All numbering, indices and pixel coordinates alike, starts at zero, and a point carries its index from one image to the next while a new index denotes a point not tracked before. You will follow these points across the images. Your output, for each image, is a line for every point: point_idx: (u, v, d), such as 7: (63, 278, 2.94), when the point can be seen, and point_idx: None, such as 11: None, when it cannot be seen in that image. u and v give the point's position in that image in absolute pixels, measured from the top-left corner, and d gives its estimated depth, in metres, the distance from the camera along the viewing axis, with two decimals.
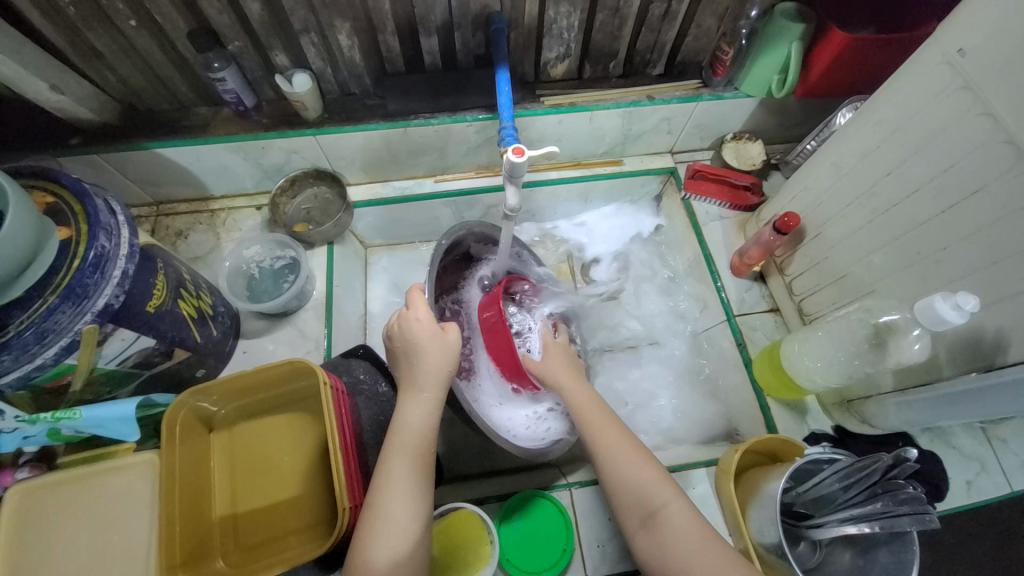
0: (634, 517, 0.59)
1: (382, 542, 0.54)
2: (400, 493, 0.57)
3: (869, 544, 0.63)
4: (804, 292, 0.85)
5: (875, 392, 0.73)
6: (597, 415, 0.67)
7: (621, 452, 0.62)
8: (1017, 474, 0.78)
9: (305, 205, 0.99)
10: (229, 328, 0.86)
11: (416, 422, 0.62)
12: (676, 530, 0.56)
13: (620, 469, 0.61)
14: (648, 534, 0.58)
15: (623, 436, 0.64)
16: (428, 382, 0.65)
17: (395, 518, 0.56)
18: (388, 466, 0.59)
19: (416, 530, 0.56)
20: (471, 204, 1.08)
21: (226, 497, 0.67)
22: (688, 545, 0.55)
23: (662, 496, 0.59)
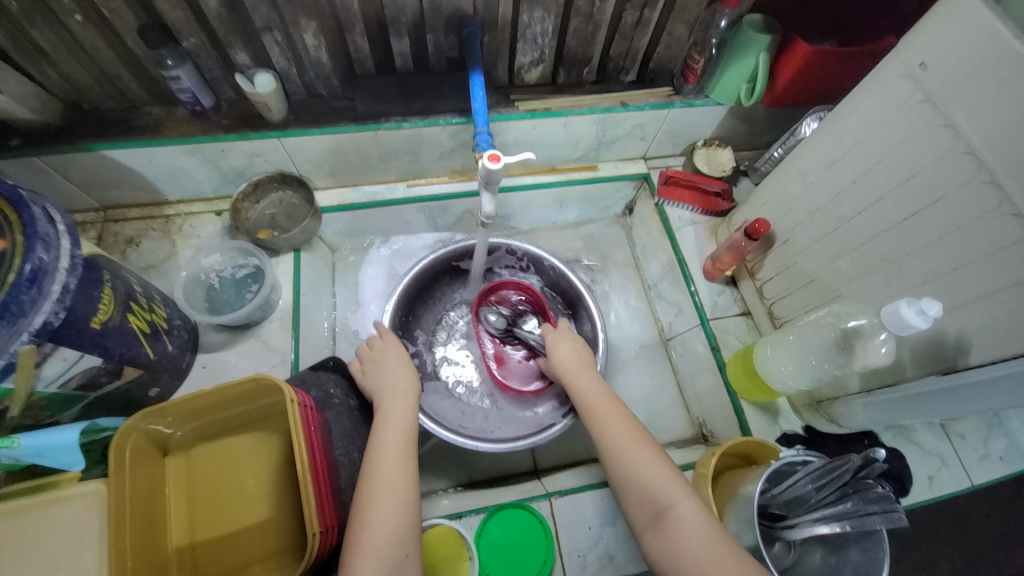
0: (642, 516, 0.57)
1: (375, 521, 0.56)
2: (389, 472, 0.60)
3: (841, 543, 0.65)
4: (774, 296, 0.87)
5: (843, 394, 0.75)
6: (604, 401, 0.68)
7: (629, 450, 0.61)
8: (975, 467, 0.82)
9: (269, 211, 0.95)
10: (186, 342, 0.81)
11: (396, 421, 0.66)
12: (687, 532, 0.54)
13: (625, 463, 0.60)
14: (657, 533, 0.55)
15: (629, 422, 0.64)
16: (399, 391, 0.70)
17: (386, 506, 0.57)
18: (372, 452, 0.62)
19: (405, 509, 0.58)
20: (444, 209, 1.05)
21: (182, 526, 0.63)
22: (700, 544, 0.52)
23: (671, 496, 0.56)
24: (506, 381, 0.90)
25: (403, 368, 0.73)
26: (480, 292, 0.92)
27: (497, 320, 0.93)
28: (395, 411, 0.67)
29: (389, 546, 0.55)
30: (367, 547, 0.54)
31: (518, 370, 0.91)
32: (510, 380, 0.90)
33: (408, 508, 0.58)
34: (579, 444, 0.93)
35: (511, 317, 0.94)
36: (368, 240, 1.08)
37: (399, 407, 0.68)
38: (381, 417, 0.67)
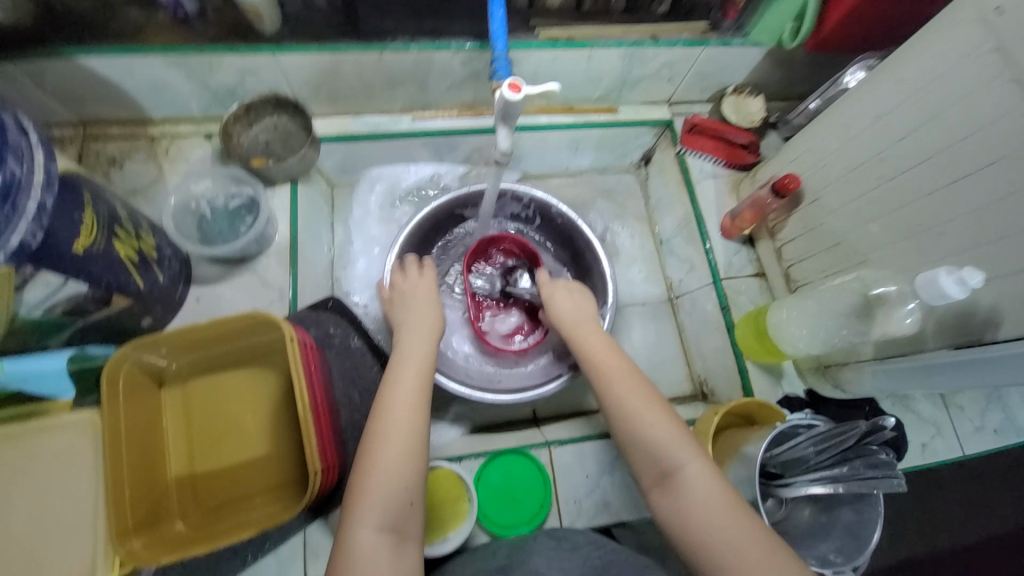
0: (648, 475, 0.57)
1: (379, 466, 0.53)
2: (400, 414, 0.56)
3: (833, 504, 0.65)
4: (793, 258, 0.84)
5: (854, 360, 0.73)
6: (612, 357, 0.66)
7: (642, 408, 0.59)
8: (969, 438, 0.83)
9: (263, 136, 0.88)
10: (178, 273, 0.77)
11: (415, 357, 0.63)
12: (693, 494, 0.53)
13: (636, 421, 0.59)
14: (663, 493, 0.55)
15: (635, 377, 0.63)
16: (420, 330, 0.67)
17: (394, 446, 0.54)
18: (385, 393, 0.59)
19: (411, 457, 0.54)
20: (452, 147, 0.98)
21: (183, 457, 0.62)
22: (706, 508, 0.52)
23: (680, 457, 0.55)
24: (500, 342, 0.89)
25: (426, 306, 0.70)
26: (476, 245, 0.88)
27: (487, 282, 0.91)
28: (412, 354, 0.63)
29: (391, 492, 0.52)
30: (370, 491, 0.52)
31: (511, 329, 0.90)
32: (504, 341, 0.89)
33: (416, 456, 0.55)
34: (579, 396, 0.93)
35: (501, 278, 0.92)
36: (364, 173, 1.01)
37: (417, 351, 0.64)
38: (397, 360, 0.63)
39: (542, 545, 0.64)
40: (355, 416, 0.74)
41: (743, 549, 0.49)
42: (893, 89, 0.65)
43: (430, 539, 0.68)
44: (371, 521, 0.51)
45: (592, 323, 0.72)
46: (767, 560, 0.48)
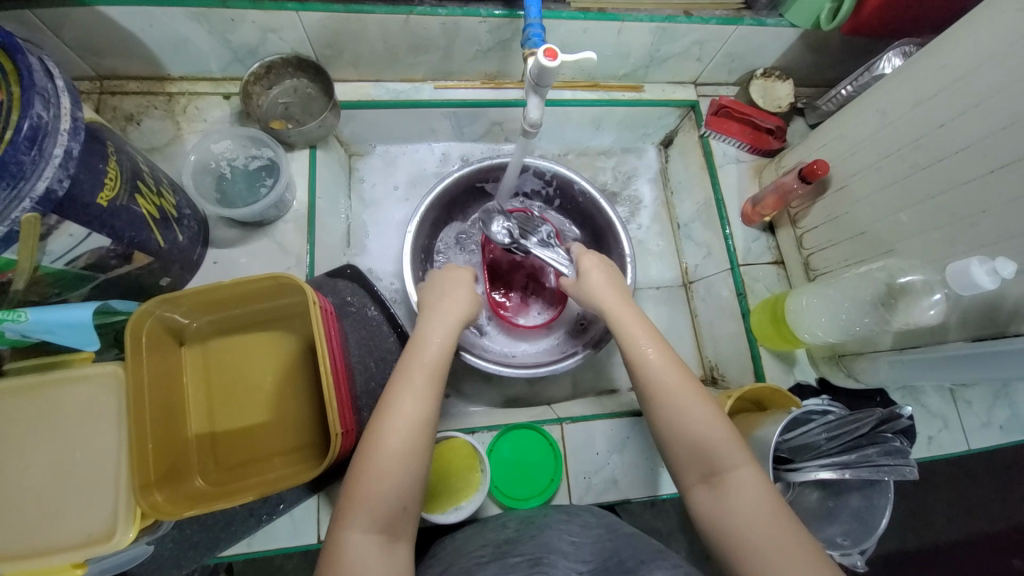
0: (694, 474, 0.57)
1: (376, 470, 0.52)
2: (403, 414, 0.55)
3: (841, 489, 0.66)
4: (813, 247, 0.83)
5: (870, 349, 0.72)
6: (654, 343, 0.64)
7: (688, 400, 0.59)
8: (975, 432, 0.84)
9: (283, 99, 0.86)
10: (196, 234, 0.76)
11: (430, 347, 0.61)
12: (743, 496, 0.53)
13: (682, 414, 0.58)
14: (709, 492, 0.55)
15: (678, 368, 0.61)
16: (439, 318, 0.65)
17: (392, 450, 0.53)
18: (391, 389, 0.58)
19: (408, 462, 0.53)
20: (473, 119, 0.96)
21: (203, 416, 0.62)
22: (753, 512, 0.52)
23: (733, 460, 0.55)
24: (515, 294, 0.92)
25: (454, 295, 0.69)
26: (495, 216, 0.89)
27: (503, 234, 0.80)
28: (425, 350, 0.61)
29: (384, 500, 0.52)
30: (364, 493, 0.52)
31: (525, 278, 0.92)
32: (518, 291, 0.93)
33: (414, 464, 0.54)
34: (591, 375, 0.94)
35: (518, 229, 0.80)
36: (384, 149, 1.00)
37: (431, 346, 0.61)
38: (410, 352, 0.61)
39: (553, 519, 0.65)
40: (372, 383, 0.74)
41: (785, 546, 0.49)
42: (933, 75, 0.64)
43: (443, 506, 0.69)
44: (359, 524, 0.51)
45: (625, 298, 0.70)
46: (805, 556, 0.48)
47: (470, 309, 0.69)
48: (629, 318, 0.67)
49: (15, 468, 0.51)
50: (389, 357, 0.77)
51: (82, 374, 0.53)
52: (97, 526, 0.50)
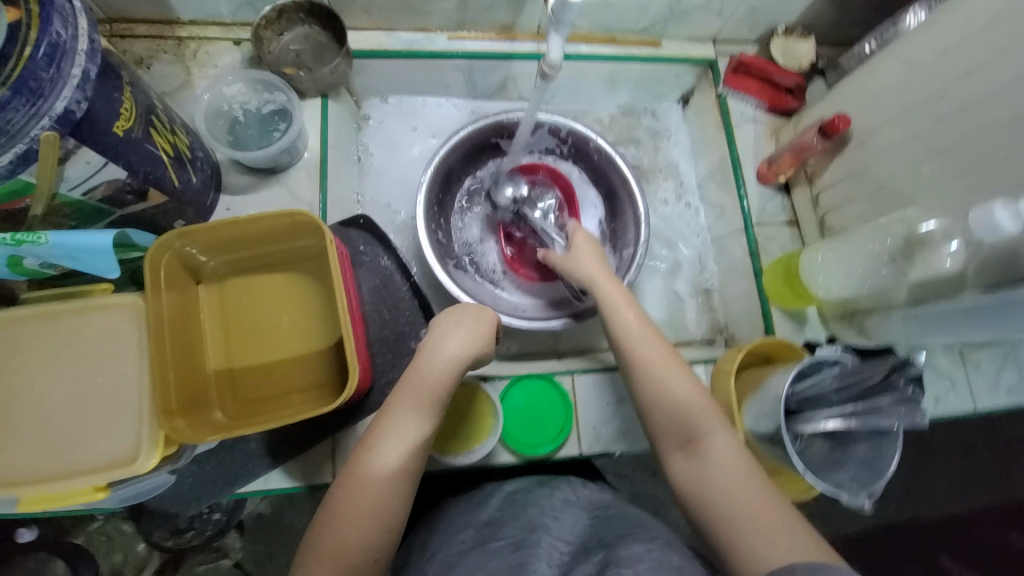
0: (671, 442, 0.57)
1: (346, 522, 0.52)
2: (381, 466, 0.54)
3: (848, 439, 0.67)
4: (830, 205, 0.82)
5: (884, 307, 0.71)
6: (646, 337, 0.62)
7: (662, 369, 0.60)
8: (982, 393, 0.84)
9: (294, 46, 0.84)
10: (210, 179, 0.75)
11: (425, 384, 0.58)
12: (718, 459, 0.54)
13: (659, 383, 0.59)
14: (686, 459, 0.56)
15: (657, 345, 0.62)
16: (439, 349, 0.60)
17: (366, 501, 0.52)
18: (375, 435, 0.56)
19: (381, 515, 0.53)
20: (486, 73, 0.94)
21: (220, 353, 0.62)
22: (728, 473, 0.53)
23: (708, 426, 0.56)
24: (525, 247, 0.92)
25: (467, 326, 0.63)
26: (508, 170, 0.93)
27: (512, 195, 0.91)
28: (416, 387, 0.58)
29: (352, 555, 0.51)
30: (332, 540, 0.51)
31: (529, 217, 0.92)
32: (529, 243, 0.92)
33: (387, 513, 0.53)
34: (600, 336, 0.93)
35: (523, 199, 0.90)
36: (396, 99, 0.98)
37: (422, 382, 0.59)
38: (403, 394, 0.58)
39: (537, 495, 0.66)
40: (386, 331, 0.75)
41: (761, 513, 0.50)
42: (963, 20, 0.62)
43: (455, 449, 0.71)
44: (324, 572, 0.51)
45: (612, 275, 0.70)
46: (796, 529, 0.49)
47: (481, 348, 0.63)
48: (629, 317, 0.64)
49: (42, 393, 0.52)
50: (402, 306, 0.77)
51: (108, 303, 0.54)
52: (124, 449, 0.51)
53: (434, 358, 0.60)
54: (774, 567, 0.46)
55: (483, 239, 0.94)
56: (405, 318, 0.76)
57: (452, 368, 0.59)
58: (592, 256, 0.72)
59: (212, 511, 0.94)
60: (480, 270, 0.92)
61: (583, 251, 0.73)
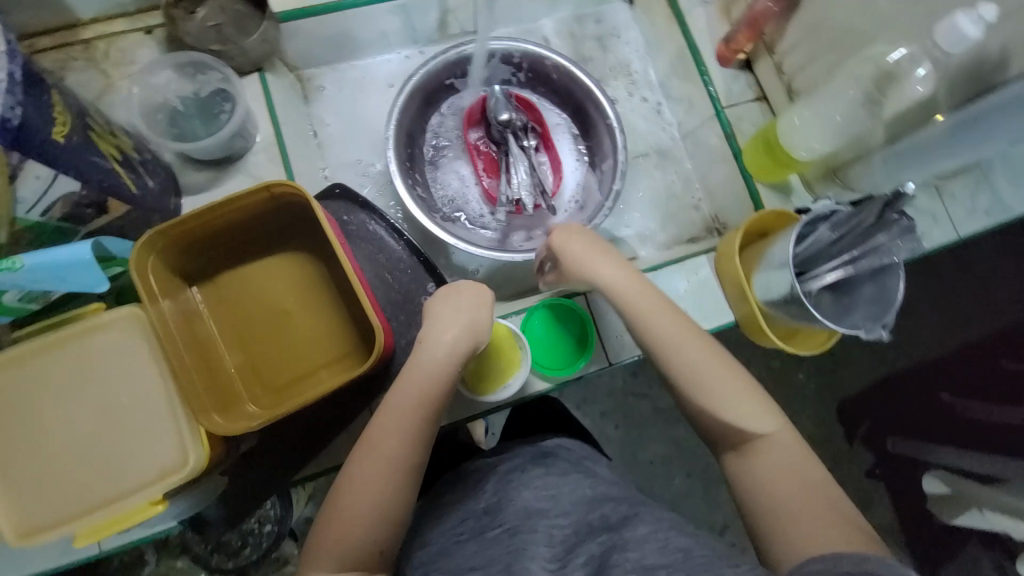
0: (726, 443, 0.61)
1: (346, 513, 0.54)
2: (376, 454, 0.56)
3: (855, 284, 0.70)
4: (794, 70, 0.82)
5: (864, 153, 0.73)
6: (674, 323, 0.65)
7: (709, 370, 0.62)
8: (962, 219, 0.89)
9: (211, 21, 0.77)
10: (166, 182, 0.70)
11: (428, 374, 0.60)
12: (769, 460, 0.58)
13: (704, 387, 0.61)
14: (737, 457, 0.60)
15: (709, 348, 0.63)
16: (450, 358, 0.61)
17: (366, 494, 0.54)
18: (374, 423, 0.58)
19: (377, 503, 0.55)
20: (423, 11, 0.88)
21: (234, 348, 0.61)
22: (779, 475, 0.57)
23: (765, 428, 0.60)
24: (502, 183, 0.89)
25: (465, 312, 0.64)
26: (472, 108, 0.90)
27: (507, 118, 0.88)
28: (412, 384, 0.59)
29: (355, 546, 0.53)
30: (336, 531, 0.54)
31: (502, 152, 0.90)
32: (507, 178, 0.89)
33: (387, 508, 0.55)
34: None
35: (512, 128, 0.89)
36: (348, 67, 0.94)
37: (421, 377, 0.60)
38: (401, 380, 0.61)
39: (530, 476, 0.73)
40: (392, 294, 0.75)
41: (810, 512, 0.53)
42: None
43: (494, 387, 0.73)
44: (327, 565, 0.53)
45: (621, 263, 0.70)
46: (836, 522, 0.52)
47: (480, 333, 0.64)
48: (647, 305, 0.66)
49: (67, 425, 0.50)
50: (403, 265, 0.75)
51: (100, 321, 0.52)
52: (169, 458, 0.51)
53: (436, 354, 0.61)
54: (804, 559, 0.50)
55: (460, 185, 0.92)
56: (407, 275, 0.75)
57: (452, 356, 0.61)
58: (601, 257, 0.69)
59: (262, 523, 0.92)
60: (471, 219, 0.91)
61: (579, 254, 0.70)
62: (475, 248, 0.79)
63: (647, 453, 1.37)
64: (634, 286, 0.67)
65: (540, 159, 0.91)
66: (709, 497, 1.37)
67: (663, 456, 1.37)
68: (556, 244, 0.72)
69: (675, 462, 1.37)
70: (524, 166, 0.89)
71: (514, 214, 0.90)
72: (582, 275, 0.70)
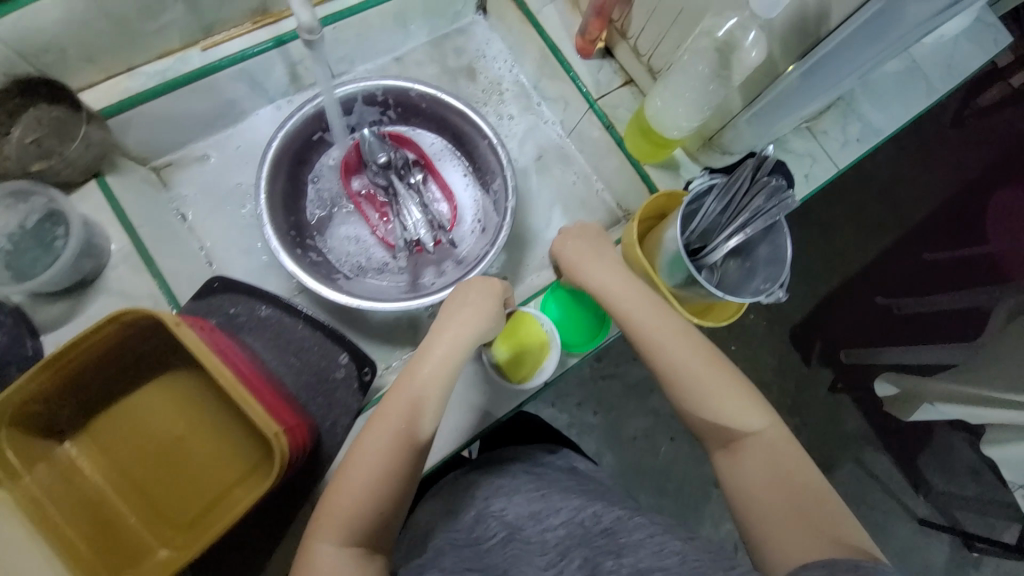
0: (717, 440, 0.62)
1: (346, 490, 0.55)
2: (381, 436, 0.57)
3: (750, 247, 0.72)
4: (649, 50, 0.83)
5: (729, 118, 0.75)
6: (664, 317, 0.66)
7: (701, 367, 0.63)
8: (839, 153, 0.93)
9: (31, 137, 0.69)
10: (15, 324, 0.63)
11: (436, 362, 0.61)
12: (756, 458, 0.59)
13: (697, 375, 0.62)
14: (728, 457, 0.61)
15: (700, 348, 0.64)
16: (454, 358, 0.62)
17: (368, 473, 0.55)
18: (383, 409, 0.59)
19: (382, 484, 0.55)
20: (264, 70, 0.83)
21: (129, 495, 0.55)
22: (767, 475, 0.57)
23: (754, 425, 0.60)
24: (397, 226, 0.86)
25: (470, 310, 0.64)
26: (345, 158, 0.85)
27: (388, 159, 0.86)
28: (419, 377, 0.60)
29: (357, 516, 0.54)
30: (336, 507, 0.54)
31: (389, 194, 0.87)
32: (400, 221, 0.86)
33: (379, 502, 0.56)
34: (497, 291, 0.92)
35: (395, 168, 0.87)
36: (209, 145, 0.89)
37: (425, 365, 0.61)
38: (408, 370, 0.61)
39: (519, 483, 0.74)
40: (305, 377, 0.70)
41: (795, 513, 0.54)
42: None
43: (530, 373, 0.74)
44: (333, 538, 0.54)
45: (610, 255, 0.73)
46: (821, 519, 0.53)
47: (483, 321, 0.64)
48: (640, 298, 0.67)
49: None
50: (308, 345, 0.71)
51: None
52: None
53: (429, 358, 0.61)
54: (790, 567, 0.51)
55: (358, 239, 0.88)
56: (313, 353, 0.71)
57: (456, 347, 0.62)
58: (589, 262, 0.72)
59: None
60: (377, 270, 0.88)
61: (572, 258, 0.73)
62: (383, 308, 0.75)
63: (629, 430, 1.38)
64: (622, 282, 0.69)
65: (428, 191, 0.89)
66: (696, 455, 1.39)
67: (645, 430, 1.38)
68: (553, 246, 0.75)
69: (657, 432, 1.38)
70: (415, 204, 0.86)
71: (417, 254, 0.88)
72: (576, 277, 0.73)
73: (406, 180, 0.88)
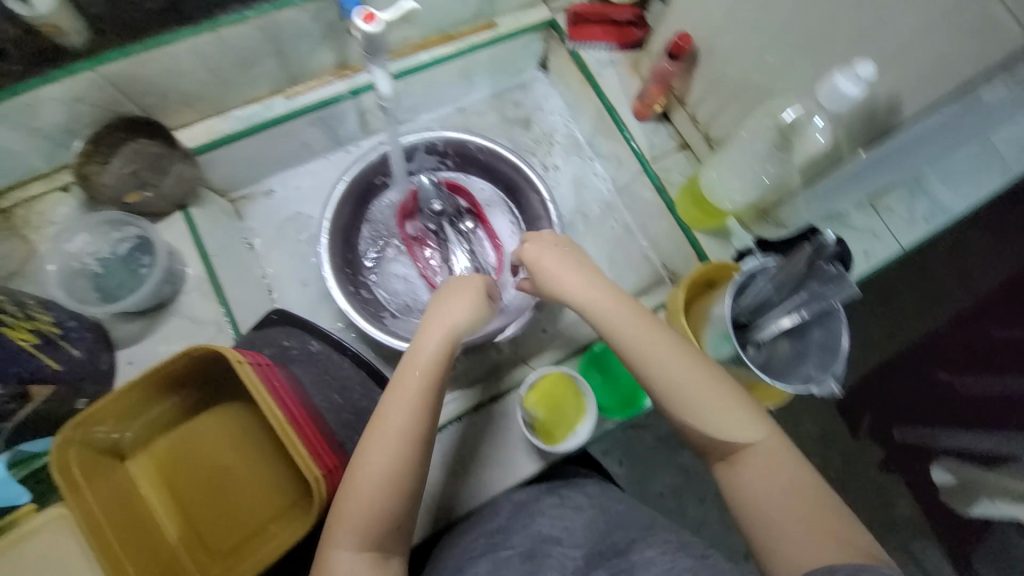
0: (719, 454, 0.56)
1: (358, 497, 0.53)
2: (386, 444, 0.54)
3: (804, 328, 0.70)
4: (708, 119, 0.84)
5: (787, 193, 0.73)
6: (652, 326, 0.59)
7: (699, 381, 0.56)
8: (903, 232, 0.89)
9: (127, 168, 0.74)
10: (97, 341, 0.69)
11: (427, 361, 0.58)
12: (757, 471, 0.54)
13: (693, 391, 0.56)
14: (727, 468, 0.56)
15: (692, 354, 0.58)
16: (444, 358, 0.58)
17: (377, 478, 0.53)
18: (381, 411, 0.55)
19: (394, 494, 0.54)
20: (339, 117, 0.89)
21: (177, 518, 0.59)
22: (774, 489, 0.53)
23: (753, 436, 0.55)
24: (444, 270, 0.91)
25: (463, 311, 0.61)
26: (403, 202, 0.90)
27: (440, 205, 0.89)
28: (410, 376, 0.56)
29: (371, 521, 0.53)
30: (349, 514, 0.53)
31: (439, 238, 0.92)
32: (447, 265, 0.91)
33: (390, 505, 0.54)
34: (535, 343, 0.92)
35: (448, 214, 0.91)
36: (280, 180, 0.95)
37: (417, 366, 0.57)
38: (397, 369, 0.58)
39: (544, 503, 0.70)
40: (344, 415, 0.73)
41: (802, 524, 0.51)
42: None
43: (563, 435, 0.75)
44: (351, 543, 0.53)
45: (591, 266, 0.66)
46: (826, 530, 0.50)
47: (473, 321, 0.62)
48: (630, 311, 0.61)
49: None
50: (351, 384, 0.74)
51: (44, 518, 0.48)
52: None
53: (419, 356, 0.58)
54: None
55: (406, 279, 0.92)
56: (354, 393, 0.74)
57: (446, 346, 0.59)
58: (572, 272, 0.65)
59: None
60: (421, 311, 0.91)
61: (550, 271, 0.66)
62: None
63: (657, 486, 1.33)
64: (609, 295, 0.62)
65: (476, 239, 0.93)
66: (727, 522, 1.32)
67: (674, 487, 1.32)
68: (529, 257, 0.67)
69: (687, 492, 1.32)
70: (462, 250, 0.92)
71: None
72: (555, 294, 0.66)
73: (456, 227, 0.92)
